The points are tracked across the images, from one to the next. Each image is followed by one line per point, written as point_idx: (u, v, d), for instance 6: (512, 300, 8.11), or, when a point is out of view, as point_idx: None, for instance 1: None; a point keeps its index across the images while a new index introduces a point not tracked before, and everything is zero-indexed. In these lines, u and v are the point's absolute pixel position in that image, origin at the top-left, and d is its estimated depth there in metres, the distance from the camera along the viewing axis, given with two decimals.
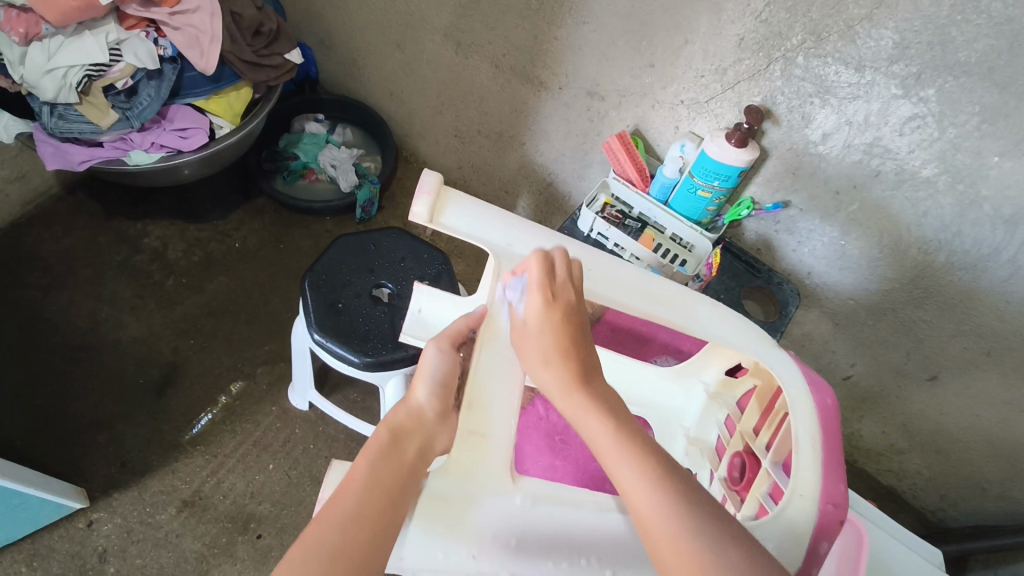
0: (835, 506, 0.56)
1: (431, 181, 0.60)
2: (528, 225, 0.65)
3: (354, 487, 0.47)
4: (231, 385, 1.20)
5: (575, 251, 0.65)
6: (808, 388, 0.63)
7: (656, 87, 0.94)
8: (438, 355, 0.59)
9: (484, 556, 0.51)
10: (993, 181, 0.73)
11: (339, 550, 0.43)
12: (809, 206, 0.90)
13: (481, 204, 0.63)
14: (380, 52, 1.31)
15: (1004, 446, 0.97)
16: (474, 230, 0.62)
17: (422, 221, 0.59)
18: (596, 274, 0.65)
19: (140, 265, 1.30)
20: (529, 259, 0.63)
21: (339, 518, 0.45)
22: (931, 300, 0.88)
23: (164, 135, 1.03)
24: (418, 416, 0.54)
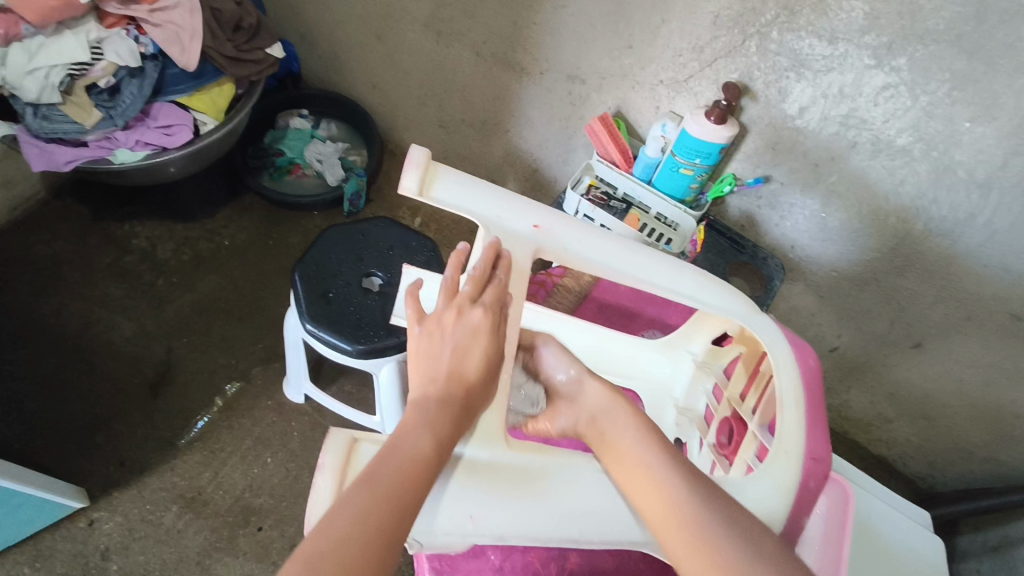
0: (817, 462, 0.57)
1: (419, 154, 0.58)
2: (515, 197, 0.64)
3: (384, 460, 0.44)
4: (228, 387, 1.20)
5: (563, 221, 0.65)
6: (790, 350, 0.65)
7: (636, 68, 0.95)
8: (479, 319, 0.55)
9: (482, 518, 0.50)
10: (966, 147, 0.75)
11: (378, 540, 0.39)
12: (789, 180, 0.92)
13: (469, 179, 0.62)
14: (361, 44, 1.31)
15: (986, 408, 0.99)
16: (465, 204, 0.60)
17: (412, 195, 0.57)
18: (585, 244, 0.64)
19: (130, 266, 1.30)
20: (519, 231, 0.62)
21: (382, 505, 0.41)
22: (912, 268, 0.90)
23: (148, 133, 1.03)
24: (472, 387, 0.52)
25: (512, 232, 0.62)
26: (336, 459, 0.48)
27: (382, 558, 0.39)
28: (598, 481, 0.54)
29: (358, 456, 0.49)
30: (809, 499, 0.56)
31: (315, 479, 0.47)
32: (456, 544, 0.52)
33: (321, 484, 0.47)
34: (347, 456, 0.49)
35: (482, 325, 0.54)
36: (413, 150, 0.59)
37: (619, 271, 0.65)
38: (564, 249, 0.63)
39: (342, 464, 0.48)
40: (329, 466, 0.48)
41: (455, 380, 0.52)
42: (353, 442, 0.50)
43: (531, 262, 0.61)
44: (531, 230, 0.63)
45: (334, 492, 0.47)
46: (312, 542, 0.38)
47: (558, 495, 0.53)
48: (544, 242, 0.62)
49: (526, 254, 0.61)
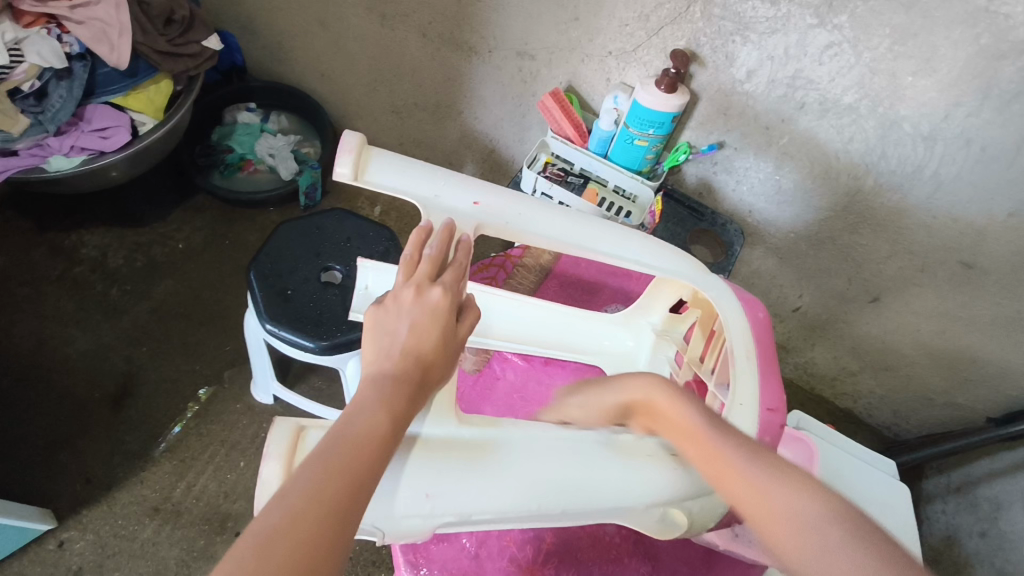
0: (773, 412, 0.58)
1: (352, 139, 0.55)
2: (453, 174, 0.61)
3: (339, 436, 0.41)
4: (198, 393, 1.17)
5: (506, 196, 0.63)
6: (740, 306, 0.65)
7: (583, 40, 0.94)
8: (439, 298, 0.51)
9: (438, 496, 0.49)
10: (909, 101, 0.76)
11: (333, 518, 0.37)
12: (742, 144, 0.92)
13: (406, 158, 0.59)
14: (304, 32, 1.27)
15: (943, 356, 1.02)
16: (402, 184, 0.58)
17: (347, 180, 0.55)
18: (530, 217, 0.63)
19: (81, 277, 1.26)
20: (459, 208, 0.60)
21: (335, 479, 0.39)
22: (865, 224, 0.91)
23: (83, 137, 0.98)
24: (431, 366, 0.49)
25: (455, 208, 0.60)
26: (282, 447, 0.46)
27: (335, 532, 0.37)
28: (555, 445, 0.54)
29: (305, 443, 0.48)
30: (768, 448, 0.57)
31: (261, 469, 0.45)
32: (419, 528, 0.50)
33: (268, 473, 0.46)
34: (295, 443, 0.47)
35: (443, 304, 0.51)
36: (345, 134, 0.56)
37: (568, 242, 0.63)
38: (506, 224, 0.61)
39: (288, 451, 0.46)
40: (275, 453, 0.46)
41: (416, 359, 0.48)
42: (299, 430, 0.48)
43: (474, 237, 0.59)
44: (471, 206, 0.60)
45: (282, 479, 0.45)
46: (262, 521, 0.36)
47: (513, 464, 0.52)
48: (486, 218, 0.60)
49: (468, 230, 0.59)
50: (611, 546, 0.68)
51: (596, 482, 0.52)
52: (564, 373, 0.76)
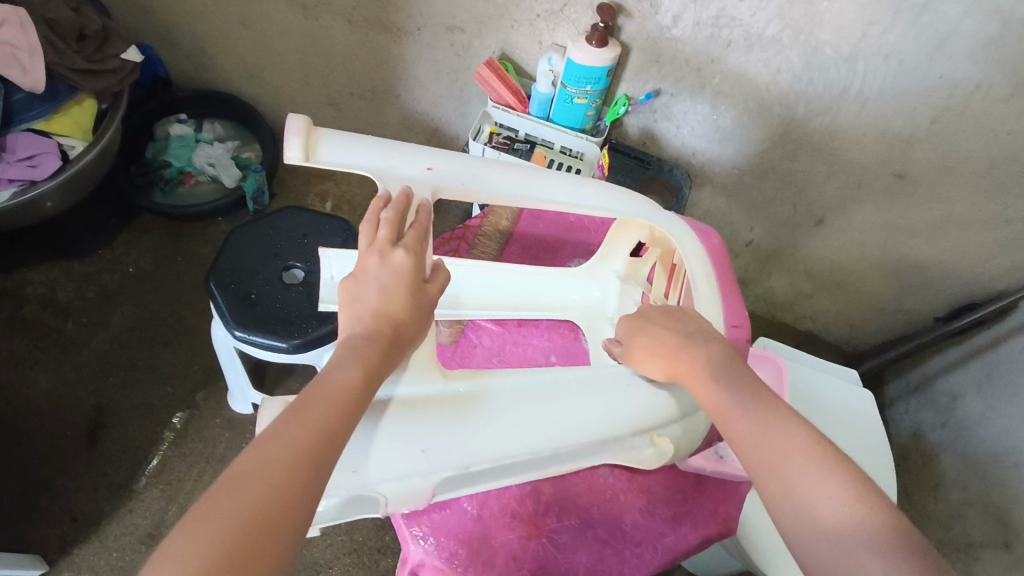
0: (738, 326, 0.63)
1: (298, 121, 0.54)
2: (402, 142, 0.60)
3: (313, 392, 0.43)
4: (173, 420, 1.15)
5: (457, 158, 0.62)
6: (694, 234, 0.69)
7: (510, 6, 0.94)
8: (404, 259, 0.51)
9: (433, 451, 0.51)
10: (827, 26, 0.79)
11: (305, 457, 0.39)
12: (677, 90, 0.95)
13: (354, 135, 0.58)
14: (226, 33, 1.24)
15: (888, 266, 1.08)
16: (355, 159, 0.56)
17: (299, 164, 0.53)
18: (482, 176, 0.62)
19: (30, 316, 1.21)
20: (414, 176, 0.59)
21: (308, 427, 0.41)
22: (802, 151, 0.95)
23: (9, 168, 0.93)
24: (402, 326, 0.49)
25: (408, 173, 0.59)
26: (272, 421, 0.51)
27: (307, 477, 0.39)
28: (537, 389, 0.56)
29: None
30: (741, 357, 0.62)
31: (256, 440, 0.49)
32: (421, 489, 0.52)
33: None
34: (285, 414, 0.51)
35: (408, 263, 0.51)
36: (290, 117, 0.54)
37: (527, 196, 0.64)
38: (463, 187, 0.61)
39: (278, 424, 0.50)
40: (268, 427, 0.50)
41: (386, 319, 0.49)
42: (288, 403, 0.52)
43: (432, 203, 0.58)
44: (425, 172, 0.59)
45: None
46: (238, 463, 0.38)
47: (499, 411, 0.53)
48: (442, 182, 0.60)
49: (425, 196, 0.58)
50: (606, 487, 0.71)
51: (579, 417, 0.55)
52: (539, 332, 0.76)
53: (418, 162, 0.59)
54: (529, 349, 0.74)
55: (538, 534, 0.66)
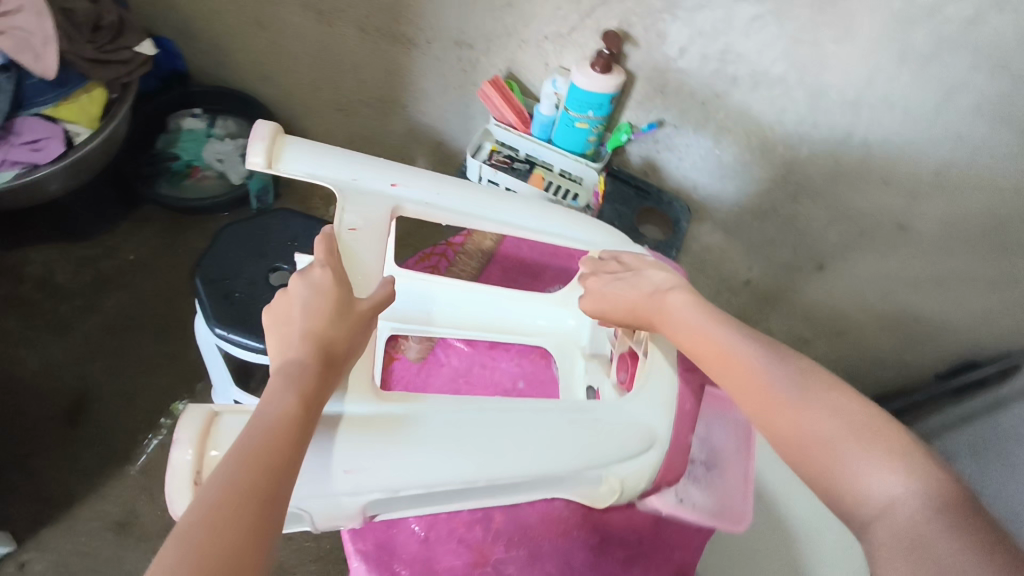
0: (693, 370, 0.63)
1: (265, 128, 0.58)
2: (369, 157, 0.63)
3: (250, 429, 0.42)
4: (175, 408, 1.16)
5: (421, 177, 0.64)
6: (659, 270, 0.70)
7: (519, 26, 0.94)
8: (327, 277, 0.51)
9: (359, 472, 0.48)
10: (834, 68, 0.77)
11: (252, 496, 0.38)
12: (680, 122, 0.94)
13: (323, 146, 0.61)
14: (244, 33, 1.25)
15: (890, 318, 1.04)
16: (318, 169, 0.59)
17: (260, 167, 0.57)
18: (445, 196, 0.64)
19: (27, 295, 1.22)
20: (376, 189, 0.61)
21: (251, 467, 0.39)
22: (803, 193, 0.93)
23: (13, 150, 0.95)
24: (339, 347, 0.49)
25: (370, 187, 0.60)
26: (192, 433, 0.45)
27: (259, 515, 0.38)
28: (480, 414, 0.53)
29: (220, 429, 0.46)
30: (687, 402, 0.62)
31: (171, 454, 0.44)
32: (346, 507, 0.49)
33: (178, 460, 0.44)
34: (207, 429, 0.45)
35: (332, 281, 0.51)
36: (260, 125, 0.59)
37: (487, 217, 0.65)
38: (423, 204, 0.62)
39: (199, 438, 0.44)
40: (186, 440, 0.44)
41: (316, 337, 0.48)
42: (215, 416, 0.46)
43: (389, 217, 0.59)
44: (387, 186, 0.61)
45: (194, 467, 0.44)
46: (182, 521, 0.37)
47: (438, 437, 0.50)
48: (402, 198, 0.61)
49: (384, 209, 0.59)
50: (559, 520, 0.68)
51: (523, 448, 0.52)
52: (509, 355, 0.76)
53: (380, 178, 0.61)
54: (497, 372, 0.74)
55: (483, 562, 0.64)
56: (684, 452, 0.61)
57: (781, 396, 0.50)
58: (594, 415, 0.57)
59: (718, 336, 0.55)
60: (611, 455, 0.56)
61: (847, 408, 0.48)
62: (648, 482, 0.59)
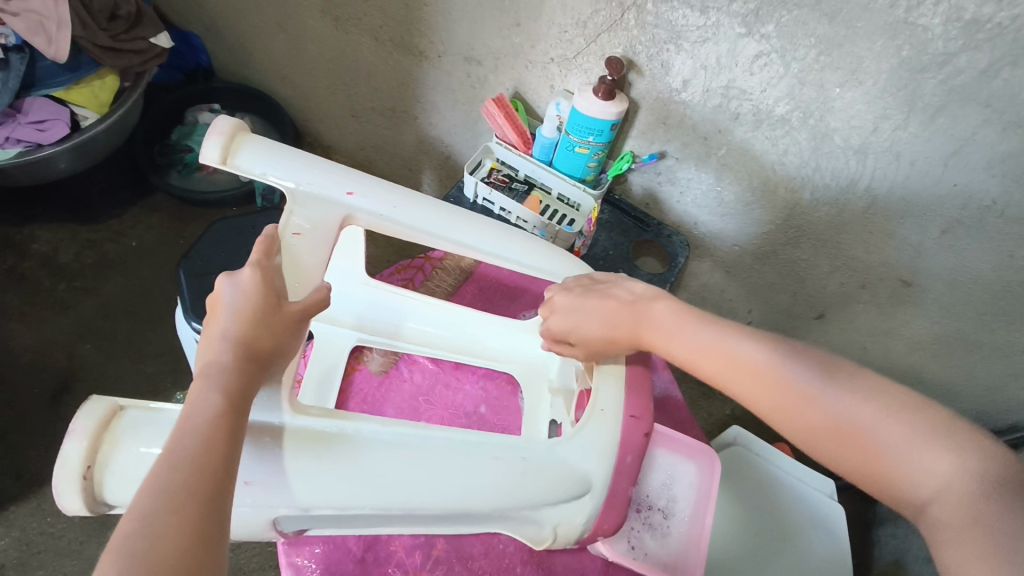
0: (637, 418, 0.62)
1: (224, 122, 0.58)
2: (330, 162, 0.62)
3: (180, 435, 0.41)
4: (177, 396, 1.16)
5: (381, 188, 0.63)
6: None
7: (526, 46, 0.93)
8: (256, 280, 0.50)
9: (256, 484, 0.48)
10: (838, 113, 0.75)
11: (199, 498, 0.39)
12: (683, 155, 0.92)
13: (283, 146, 0.60)
14: (265, 34, 1.27)
15: (890, 376, 1.00)
16: (272, 169, 0.59)
17: (213, 163, 0.57)
18: (403, 211, 0.63)
19: (29, 271, 1.24)
20: (330, 197, 0.60)
21: (188, 472, 0.40)
22: (805, 239, 0.90)
23: (19, 129, 0.97)
24: (265, 349, 0.48)
25: (324, 194, 0.60)
26: (90, 423, 0.48)
27: (207, 514, 0.39)
28: (400, 443, 0.53)
29: (119, 422, 0.49)
30: (635, 449, 0.61)
31: (64, 443, 0.47)
32: (256, 522, 0.51)
33: (71, 448, 0.47)
34: (107, 423, 0.49)
35: (259, 281, 0.50)
36: (220, 119, 0.58)
37: (444, 237, 0.64)
38: (377, 216, 0.62)
39: (94, 429, 0.48)
40: (82, 430, 0.48)
41: (238, 339, 0.47)
42: (117, 409, 0.49)
43: (339, 229, 0.59)
44: (344, 195, 0.60)
45: (84, 458, 0.47)
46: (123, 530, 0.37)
47: (354, 458, 0.51)
48: (357, 209, 0.60)
49: (335, 221, 0.59)
50: (504, 555, 0.66)
51: (436, 480, 0.52)
52: (474, 378, 0.73)
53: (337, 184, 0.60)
54: (459, 395, 0.72)
55: None
56: (620, 505, 0.60)
57: (807, 393, 0.50)
58: (521, 455, 0.56)
59: (726, 352, 0.55)
60: (535, 499, 0.56)
61: (877, 392, 0.48)
62: (583, 533, 0.60)
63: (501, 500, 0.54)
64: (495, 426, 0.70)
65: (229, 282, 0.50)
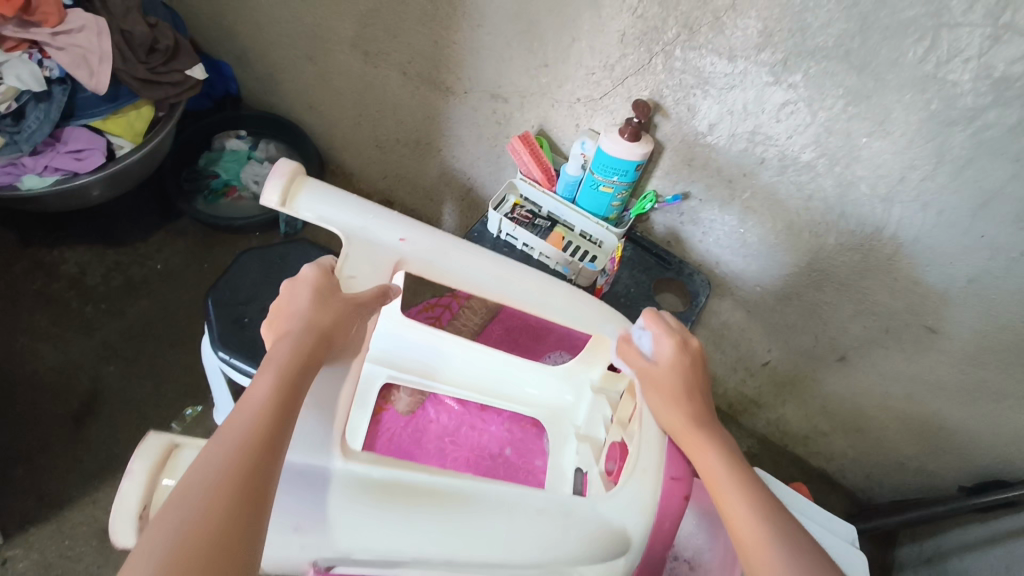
0: (679, 480, 0.56)
1: (285, 166, 0.59)
2: (385, 208, 0.63)
3: (247, 402, 0.45)
4: (188, 409, 1.18)
5: (430, 234, 0.64)
6: None
7: (553, 86, 0.95)
8: (315, 273, 0.57)
9: (305, 532, 0.50)
10: (865, 162, 0.75)
11: (249, 453, 0.42)
12: (706, 196, 0.92)
13: (339, 191, 0.62)
14: (294, 65, 1.30)
15: (913, 421, 1.01)
16: (329, 214, 0.60)
17: (273, 206, 0.59)
18: (452, 259, 0.65)
19: (57, 293, 1.27)
20: (383, 244, 0.62)
21: (247, 431, 0.43)
22: (828, 282, 0.90)
23: (58, 157, 1.00)
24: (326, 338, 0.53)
25: (377, 241, 0.62)
26: (150, 461, 0.48)
27: (255, 465, 0.41)
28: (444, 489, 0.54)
29: (177, 461, 0.50)
30: (676, 514, 0.55)
31: (120, 483, 0.47)
32: (296, 564, 0.51)
33: (128, 488, 0.47)
34: (163, 462, 0.49)
35: (317, 281, 0.56)
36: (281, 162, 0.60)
37: (490, 286, 0.65)
38: (427, 263, 0.63)
39: (153, 468, 0.48)
40: (139, 471, 0.48)
41: (303, 320, 0.53)
42: (172, 449, 0.50)
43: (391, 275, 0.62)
44: (397, 242, 0.62)
45: (141, 499, 0.47)
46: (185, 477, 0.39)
47: (398, 506, 0.52)
48: (408, 256, 0.62)
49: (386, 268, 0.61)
50: None
51: (479, 534, 0.52)
52: (500, 419, 0.76)
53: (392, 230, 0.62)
54: (484, 436, 0.74)
55: None
56: (654, 568, 0.57)
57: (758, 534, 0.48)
58: (564, 507, 0.56)
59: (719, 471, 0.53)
60: (580, 556, 0.53)
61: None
62: None
63: (546, 556, 0.52)
64: (518, 467, 0.73)
65: (295, 281, 0.56)
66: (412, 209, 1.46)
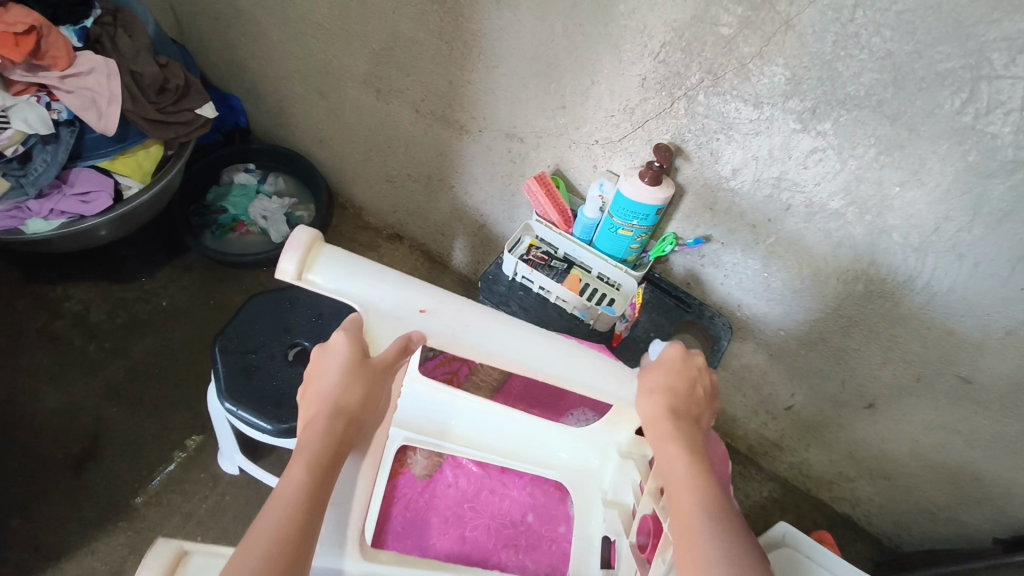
0: None
1: (303, 236, 0.55)
2: (405, 277, 0.60)
3: (284, 489, 0.46)
4: (188, 441, 1.16)
5: (452, 305, 0.61)
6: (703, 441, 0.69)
7: (570, 127, 0.93)
8: (347, 341, 0.56)
9: None
10: (897, 211, 0.73)
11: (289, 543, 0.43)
12: (729, 240, 0.90)
13: (358, 258, 0.58)
14: (304, 100, 1.29)
15: (943, 469, 0.97)
16: (346, 287, 0.57)
17: (288, 278, 0.55)
18: (472, 331, 0.61)
19: (60, 331, 1.24)
20: (401, 316, 0.59)
21: (289, 521, 0.44)
22: (856, 328, 0.87)
23: (64, 201, 0.99)
24: (354, 411, 0.54)
25: (397, 312, 0.59)
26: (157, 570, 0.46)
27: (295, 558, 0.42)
28: None
29: (184, 568, 0.48)
30: None
31: None
32: None
33: None
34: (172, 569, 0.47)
35: (346, 347, 0.56)
36: (299, 230, 0.56)
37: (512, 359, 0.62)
38: (446, 337, 0.60)
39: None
40: None
41: (330, 396, 0.53)
42: (183, 554, 0.48)
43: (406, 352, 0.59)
44: (415, 314, 0.59)
45: None
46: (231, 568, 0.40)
47: None
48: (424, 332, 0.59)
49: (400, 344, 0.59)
50: None
51: None
52: (520, 483, 0.79)
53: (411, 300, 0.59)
54: (506, 501, 0.77)
55: None
56: None
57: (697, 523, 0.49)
58: None
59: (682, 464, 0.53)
60: None
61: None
62: None
63: None
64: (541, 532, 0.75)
65: (325, 346, 0.56)
66: (423, 243, 1.44)
